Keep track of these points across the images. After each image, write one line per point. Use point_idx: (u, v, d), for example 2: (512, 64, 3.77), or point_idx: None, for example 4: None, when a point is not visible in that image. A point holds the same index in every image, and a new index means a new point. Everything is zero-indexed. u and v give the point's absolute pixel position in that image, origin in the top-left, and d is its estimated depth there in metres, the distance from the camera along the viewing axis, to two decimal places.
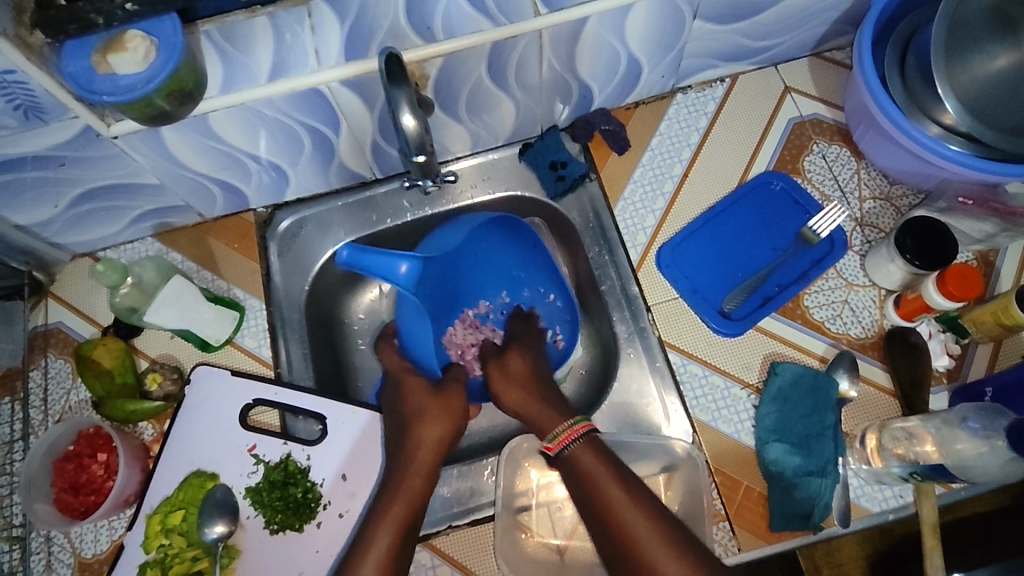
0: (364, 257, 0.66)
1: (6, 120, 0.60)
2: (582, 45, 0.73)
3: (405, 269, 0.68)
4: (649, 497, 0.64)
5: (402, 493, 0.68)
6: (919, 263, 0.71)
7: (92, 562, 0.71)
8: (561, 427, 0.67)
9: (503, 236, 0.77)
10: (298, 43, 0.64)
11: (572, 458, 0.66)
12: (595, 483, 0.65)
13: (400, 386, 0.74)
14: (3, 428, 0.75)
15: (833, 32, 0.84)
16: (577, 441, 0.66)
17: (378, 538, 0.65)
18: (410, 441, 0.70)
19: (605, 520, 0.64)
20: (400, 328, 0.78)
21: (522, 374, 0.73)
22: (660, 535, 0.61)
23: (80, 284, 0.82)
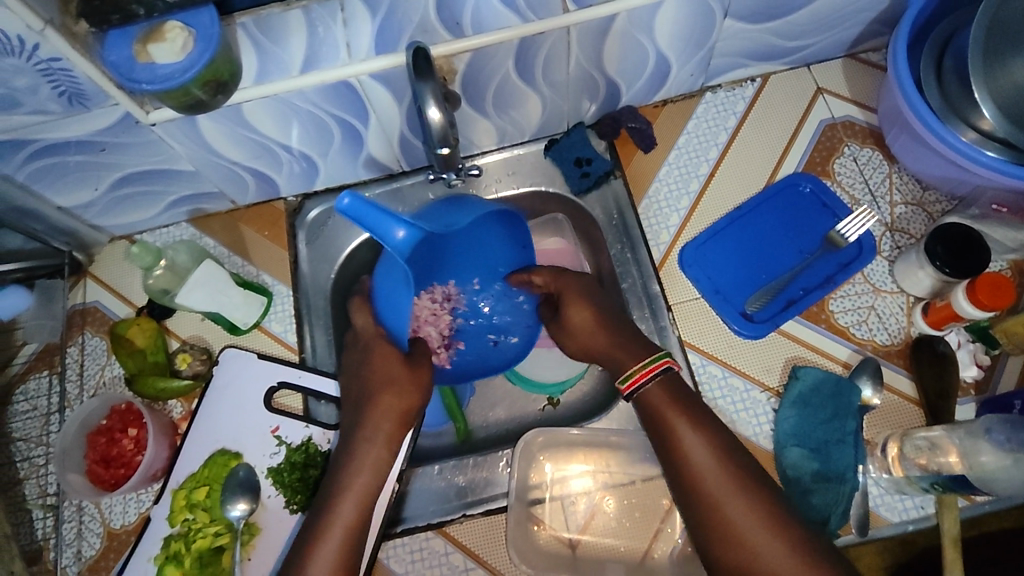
0: (363, 210, 0.57)
1: (52, 105, 0.63)
2: (611, 43, 0.73)
3: (402, 236, 0.59)
4: (732, 448, 0.59)
5: (360, 464, 0.64)
6: (950, 270, 0.69)
7: (121, 533, 0.74)
8: (635, 366, 0.63)
9: (499, 228, 0.70)
10: (330, 36, 0.65)
11: (644, 398, 0.62)
12: (672, 427, 0.60)
13: (367, 356, 0.67)
14: (42, 400, 0.79)
15: (869, 33, 0.83)
16: (650, 381, 0.62)
17: (341, 512, 0.62)
18: (369, 426, 0.65)
19: (678, 468, 0.59)
20: (379, 289, 0.69)
21: (590, 324, 0.67)
22: (739, 489, 0.57)
23: (118, 265, 0.85)
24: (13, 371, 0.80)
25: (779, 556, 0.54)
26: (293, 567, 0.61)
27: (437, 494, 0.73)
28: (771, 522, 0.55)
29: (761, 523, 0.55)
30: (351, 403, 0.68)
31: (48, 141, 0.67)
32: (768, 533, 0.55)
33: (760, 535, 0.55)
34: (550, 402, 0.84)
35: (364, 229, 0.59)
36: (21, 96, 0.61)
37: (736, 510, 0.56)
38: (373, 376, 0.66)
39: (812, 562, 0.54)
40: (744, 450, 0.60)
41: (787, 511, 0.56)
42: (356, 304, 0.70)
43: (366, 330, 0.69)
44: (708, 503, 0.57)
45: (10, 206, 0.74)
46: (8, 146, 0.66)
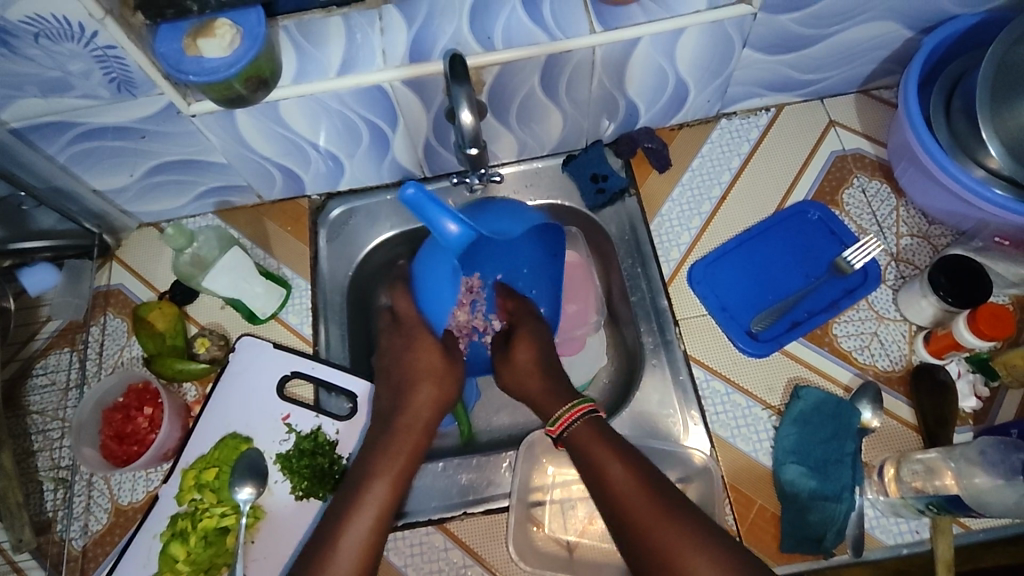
0: (424, 202, 0.60)
1: (101, 91, 0.66)
2: (634, 65, 0.76)
3: (454, 231, 0.61)
4: (647, 477, 0.64)
5: (396, 448, 0.69)
6: (952, 300, 0.71)
7: (127, 510, 0.75)
8: (562, 409, 0.69)
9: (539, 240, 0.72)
10: (368, 43, 0.71)
11: (573, 436, 0.67)
12: (599, 464, 0.65)
13: (409, 344, 0.72)
14: (61, 375, 0.81)
15: (881, 71, 0.86)
16: (578, 419, 0.68)
17: (373, 492, 0.66)
18: (406, 416, 0.70)
19: (610, 503, 0.63)
20: (418, 274, 0.72)
21: (530, 366, 0.72)
22: (665, 513, 0.61)
23: (144, 251, 0.88)
24: (35, 347, 0.83)
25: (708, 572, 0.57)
26: (321, 543, 0.64)
27: (439, 490, 0.74)
28: (698, 540, 0.59)
29: (691, 541, 0.59)
30: (389, 388, 0.72)
31: (92, 125, 0.70)
32: (697, 548, 0.58)
33: (693, 554, 0.58)
34: None
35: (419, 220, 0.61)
36: (73, 80, 0.64)
37: (663, 533, 0.60)
38: (415, 364, 0.71)
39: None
40: (661, 476, 0.65)
41: (710, 529, 0.60)
42: (398, 291, 0.73)
43: (407, 314, 0.73)
44: (642, 533, 0.60)
45: (49, 185, 0.77)
46: (55, 127, 0.69)
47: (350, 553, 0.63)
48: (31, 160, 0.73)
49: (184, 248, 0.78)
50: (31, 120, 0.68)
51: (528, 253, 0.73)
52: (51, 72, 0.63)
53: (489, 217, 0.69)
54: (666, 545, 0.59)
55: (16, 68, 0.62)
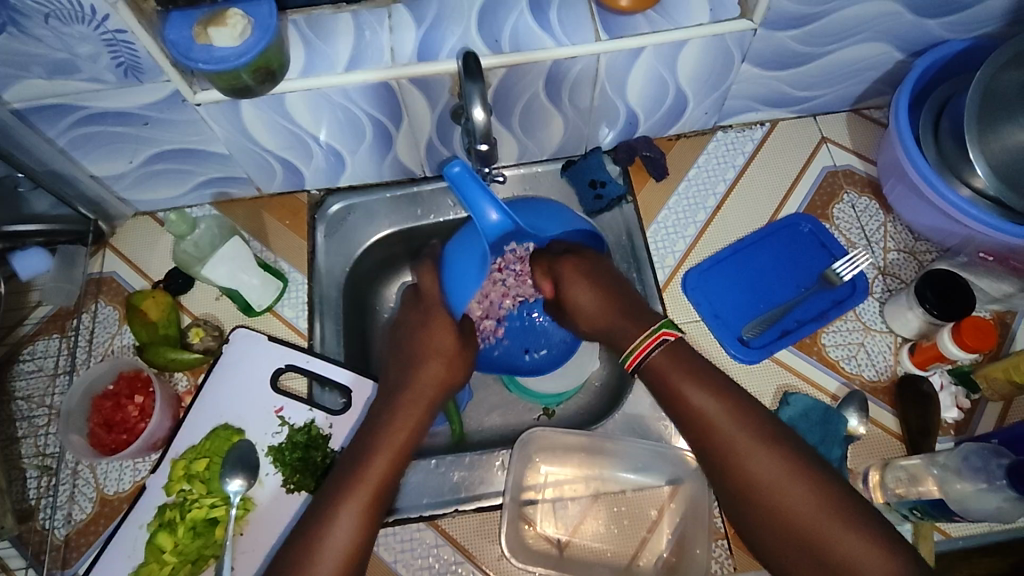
0: (468, 183, 0.64)
1: (108, 75, 0.66)
2: (635, 75, 0.78)
3: (495, 219, 0.66)
4: (754, 410, 0.64)
5: (400, 422, 0.69)
6: (938, 313, 0.73)
7: (113, 499, 0.74)
8: (641, 337, 0.68)
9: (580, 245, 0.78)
10: (376, 40, 0.73)
11: (651, 367, 0.68)
12: (682, 392, 0.66)
13: (425, 322, 0.73)
14: (49, 361, 0.80)
15: (872, 91, 0.89)
16: (655, 351, 0.67)
17: (373, 466, 0.66)
18: (411, 387, 0.71)
19: (695, 429, 0.65)
20: (449, 259, 0.74)
21: (594, 302, 0.72)
22: (752, 439, 0.63)
23: (138, 239, 0.88)
24: (23, 332, 0.82)
25: (802, 494, 0.60)
26: (318, 515, 0.64)
27: (431, 487, 0.74)
28: (787, 463, 0.61)
29: (779, 466, 0.61)
30: (399, 362, 0.73)
31: (96, 109, 0.70)
32: (787, 474, 0.61)
33: (774, 476, 0.61)
34: (545, 412, 0.86)
35: (461, 201, 0.66)
36: (80, 63, 0.64)
37: (754, 460, 0.62)
38: (427, 343, 0.73)
39: (820, 492, 0.60)
40: (762, 407, 0.65)
41: (802, 453, 0.62)
42: (426, 267, 0.75)
43: (429, 290, 0.75)
44: (734, 460, 0.62)
45: (47, 168, 0.76)
46: (57, 110, 0.69)
47: (346, 529, 0.63)
48: (29, 143, 0.72)
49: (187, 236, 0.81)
50: (35, 102, 0.68)
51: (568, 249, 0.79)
52: (58, 54, 0.63)
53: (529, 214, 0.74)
54: (751, 469, 0.62)
55: (24, 48, 0.61)
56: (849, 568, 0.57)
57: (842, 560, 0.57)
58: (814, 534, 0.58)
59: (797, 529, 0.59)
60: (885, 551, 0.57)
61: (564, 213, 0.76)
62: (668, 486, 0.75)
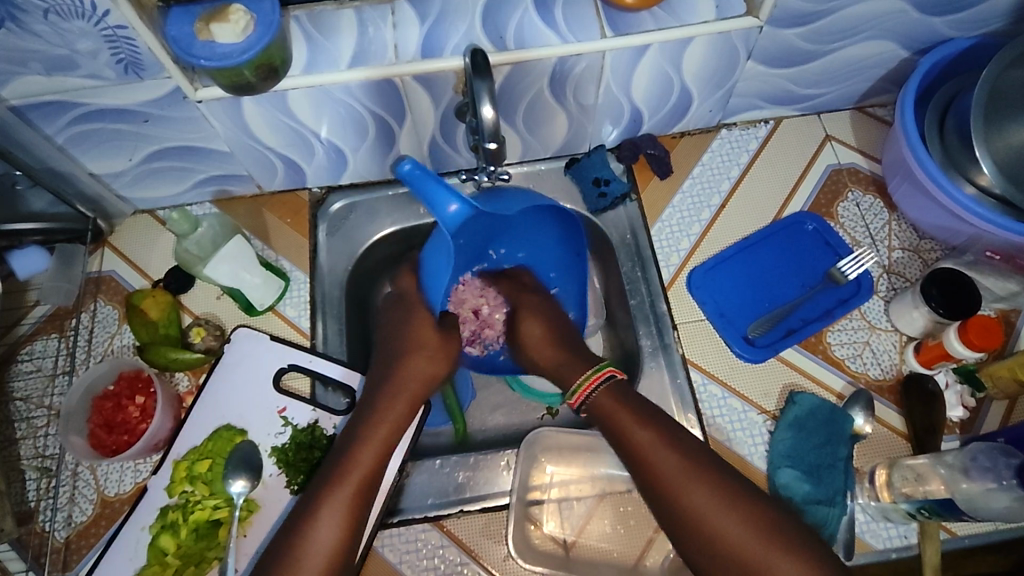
0: (421, 179, 0.61)
1: (108, 71, 0.65)
2: (640, 71, 0.77)
3: (453, 211, 0.63)
4: (691, 446, 0.65)
5: (381, 418, 0.69)
6: (944, 312, 0.73)
7: (114, 501, 0.73)
8: (583, 378, 0.71)
9: (555, 223, 0.74)
10: (379, 36, 0.72)
11: (593, 404, 0.69)
12: (623, 429, 0.67)
13: (407, 319, 0.75)
14: (48, 362, 0.79)
15: (876, 89, 0.89)
16: (598, 388, 0.69)
17: (360, 463, 0.66)
18: (397, 382, 0.72)
19: (634, 466, 0.65)
20: (425, 263, 0.75)
21: (540, 333, 0.77)
22: (688, 473, 0.63)
23: (137, 238, 0.87)
24: (21, 332, 0.80)
25: (740, 529, 0.60)
26: (302, 516, 0.63)
27: (435, 487, 0.74)
28: (723, 497, 0.61)
29: (715, 499, 0.61)
30: (383, 358, 0.74)
31: (95, 106, 0.69)
32: (723, 507, 0.61)
33: (712, 511, 0.61)
34: (549, 412, 0.85)
35: (418, 196, 0.62)
36: (80, 59, 0.63)
37: (690, 494, 0.62)
38: (410, 337, 0.74)
39: (755, 522, 0.60)
40: (699, 442, 0.66)
41: (735, 484, 0.63)
42: (405, 271, 0.78)
43: (409, 292, 0.77)
44: (672, 494, 0.63)
45: (45, 166, 0.75)
46: (55, 107, 0.68)
47: (330, 530, 0.62)
48: (28, 140, 0.71)
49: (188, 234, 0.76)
50: (33, 99, 0.67)
51: (541, 226, 0.75)
52: (57, 50, 0.62)
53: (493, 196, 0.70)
54: (687, 504, 0.62)
55: (22, 43, 0.60)
56: None
57: None
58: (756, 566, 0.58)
59: (739, 562, 0.59)
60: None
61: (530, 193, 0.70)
62: None
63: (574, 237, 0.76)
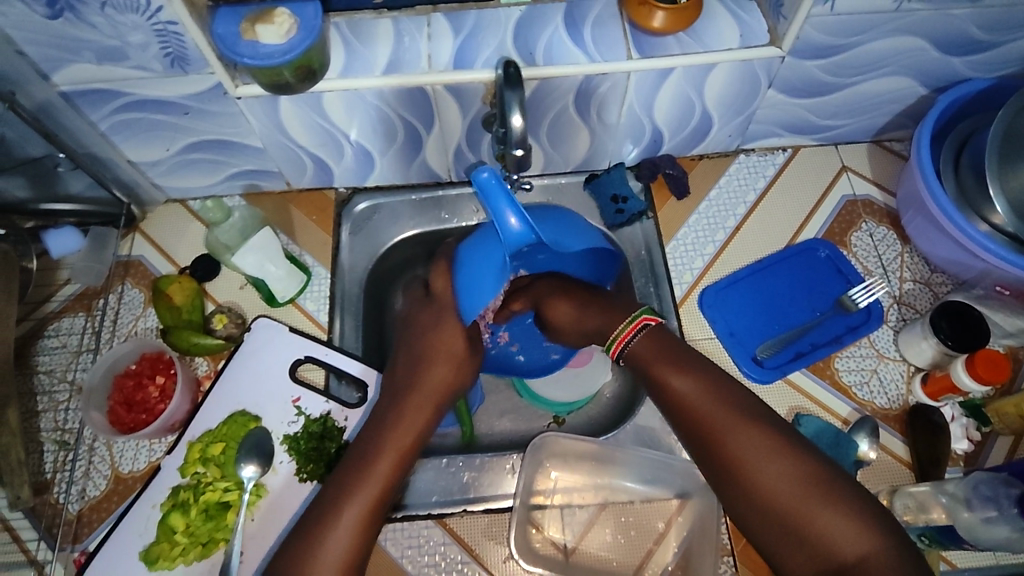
0: (492, 189, 0.62)
1: (155, 64, 0.68)
2: (664, 93, 0.79)
3: (515, 226, 0.63)
4: (732, 390, 0.65)
5: (405, 425, 0.71)
6: (952, 344, 0.74)
7: (127, 478, 0.75)
8: (619, 327, 0.72)
9: (593, 258, 0.78)
10: (414, 46, 0.75)
11: (632, 354, 0.71)
12: (660, 377, 0.67)
13: (437, 322, 0.75)
14: (73, 339, 0.82)
15: (894, 124, 0.91)
16: (635, 337, 0.71)
17: (377, 471, 0.67)
18: (419, 391, 0.73)
19: (677, 414, 0.66)
20: (462, 263, 0.72)
21: (571, 311, 0.76)
22: (726, 414, 0.63)
23: (167, 225, 0.90)
24: (49, 309, 0.83)
25: (775, 470, 0.59)
26: (319, 522, 0.64)
27: (440, 485, 0.75)
28: (761, 438, 0.61)
29: (750, 440, 0.61)
30: (408, 360, 0.75)
31: (139, 96, 0.72)
32: (761, 449, 0.60)
33: (749, 450, 0.61)
34: (554, 420, 0.86)
35: (484, 207, 0.64)
36: (130, 51, 0.66)
37: (726, 435, 0.62)
38: (437, 344, 0.75)
39: (800, 468, 0.59)
40: (740, 386, 0.66)
41: (773, 426, 0.62)
42: (440, 269, 0.75)
43: (442, 293, 0.75)
44: (707, 433, 0.63)
45: (87, 150, 0.78)
46: (102, 94, 0.71)
47: (343, 536, 0.63)
48: (72, 125, 0.74)
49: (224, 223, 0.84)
50: (82, 86, 0.70)
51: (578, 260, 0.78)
52: (110, 41, 0.65)
53: (549, 223, 0.72)
54: (729, 448, 0.61)
55: (77, 33, 0.64)
56: (824, 544, 0.55)
57: (817, 535, 0.56)
58: (790, 510, 0.57)
59: (773, 506, 0.58)
60: (861, 525, 0.55)
61: (576, 223, 0.73)
62: (676, 499, 0.75)
63: (607, 268, 0.80)
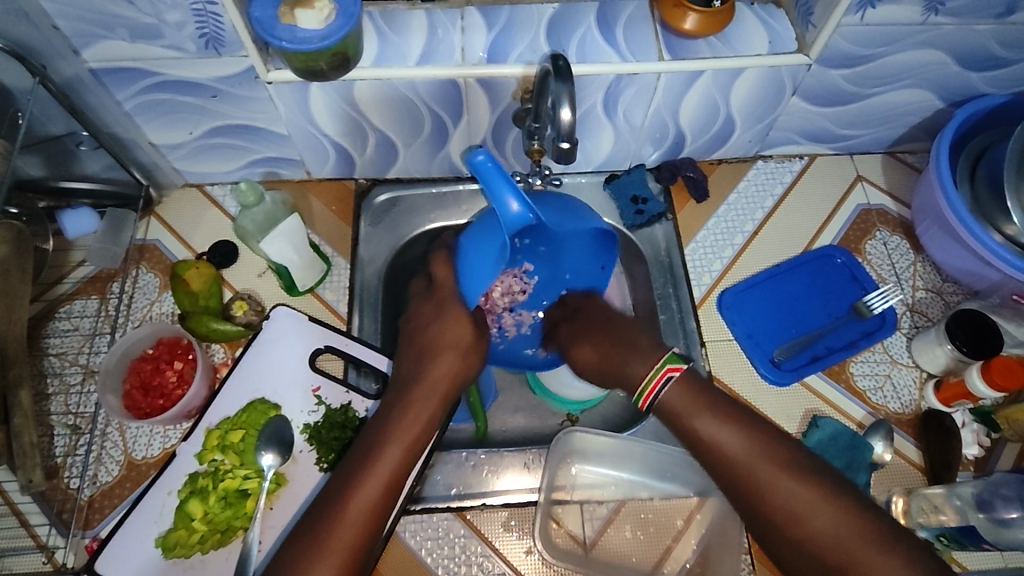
0: (490, 173, 0.60)
1: (189, 44, 0.67)
2: (691, 95, 0.80)
3: (514, 209, 0.62)
4: (777, 439, 0.60)
5: (411, 418, 0.67)
6: (967, 350, 0.76)
7: (141, 464, 0.74)
8: (645, 380, 0.65)
9: (593, 247, 0.72)
10: (448, 38, 0.75)
11: (663, 404, 0.64)
12: (698, 428, 0.62)
13: (439, 314, 0.71)
14: (86, 322, 0.80)
15: (909, 136, 0.93)
16: (665, 388, 0.64)
17: (383, 462, 0.63)
18: (426, 382, 0.69)
19: (721, 470, 0.60)
20: (464, 253, 0.71)
21: (595, 356, 0.71)
22: (774, 466, 0.58)
23: (184, 210, 0.88)
24: (61, 291, 0.82)
25: (831, 523, 0.55)
26: (317, 530, 0.59)
27: (461, 478, 0.75)
28: (813, 491, 0.56)
29: (802, 494, 0.57)
30: (412, 354, 0.71)
31: (169, 77, 0.71)
32: (814, 501, 0.56)
33: (803, 503, 0.56)
34: (568, 418, 0.86)
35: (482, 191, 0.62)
36: (166, 30, 0.65)
37: (779, 490, 0.57)
38: (440, 335, 0.70)
39: (855, 519, 0.55)
40: (784, 434, 0.61)
41: (823, 477, 0.57)
42: (440, 258, 0.73)
43: (443, 284, 0.73)
44: (757, 489, 0.58)
45: (110, 131, 0.77)
46: (131, 73, 0.70)
47: (337, 550, 0.58)
48: (98, 103, 0.73)
49: (251, 206, 0.79)
50: (112, 64, 0.69)
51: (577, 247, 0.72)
52: (146, 19, 0.63)
53: (549, 206, 0.68)
54: (780, 505, 0.57)
55: (113, 9, 0.62)
56: None
57: None
58: (850, 564, 0.53)
59: (833, 562, 0.54)
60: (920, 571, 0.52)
61: (577, 209, 0.69)
62: (695, 497, 0.76)
63: (608, 253, 0.74)
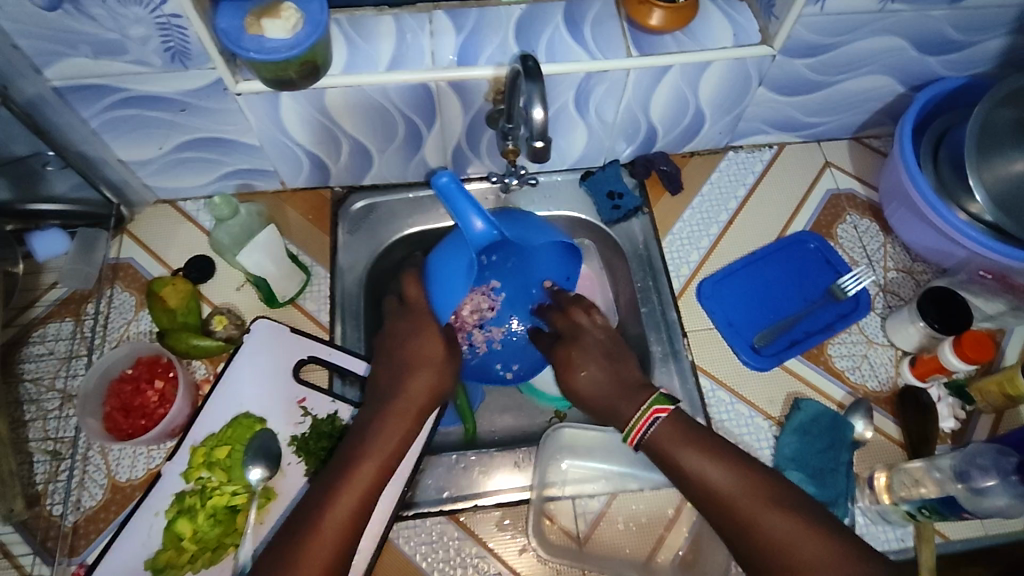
0: (454, 193, 0.64)
1: (155, 58, 0.66)
2: (659, 91, 0.81)
3: (479, 228, 0.65)
4: (760, 474, 0.63)
5: (387, 435, 0.67)
6: (939, 326, 0.78)
7: (125, 487, 0.73)
8: (635, 417, 0.67)
9: (557, 257, 0.77)
10: (417, 43, 0.75)
11: (652, 442, 0.66)
12: (688, 464, 0.64)
13: (416, 329, 0.71)
14: (61, 345, 0.79)
15: (872, 122, 0.95)
16: (653, 426, 0.66)
17: (357, 480, 0.63)
18: (402, 394, 0.69)
19: (710, 504, 0.62)
20: (433, 270, 0.73)
21: (595, 381, 0.71)
22: (759, 499, 0.61)
23: (157, 226, 0.87)
24: (34, 314, 0.80)
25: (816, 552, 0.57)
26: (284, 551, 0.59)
27: (453, 481, 0.75)
28: (797, 521, 0.59)
29: (787, 525, 0.59)
30: (389, 368, 0.71)
31: (136, 92, 0.70)
32: (800, 531, 0.58)
33: (790, 534, 0.58)
34: (556, 415, 0.87)
35: (449, 212, 0.66)
36: (130, 44, 0.64)
37: (765, 521, 0.59)
38: (416, 351, 0.70)
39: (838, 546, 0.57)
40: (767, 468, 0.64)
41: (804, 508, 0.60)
42: (410, 277, 0.74)
43: (416, 301, 0.73)
44: (745, 522, 0.60)
45: (77, 150, 0.76)
46: (96, 90, 0.69)
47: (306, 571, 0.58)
48: (63, 122, 0.72)
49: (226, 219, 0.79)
50: (76, 81, 0.68)
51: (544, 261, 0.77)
52: (109, 34, 0.63)
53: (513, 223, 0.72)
54: (768, 535, 0.59)
55: (75, 26, 0.61)
56: None
57: None
58: None
59: None
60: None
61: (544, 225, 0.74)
62: None
63: (574, 263, 0.78)
